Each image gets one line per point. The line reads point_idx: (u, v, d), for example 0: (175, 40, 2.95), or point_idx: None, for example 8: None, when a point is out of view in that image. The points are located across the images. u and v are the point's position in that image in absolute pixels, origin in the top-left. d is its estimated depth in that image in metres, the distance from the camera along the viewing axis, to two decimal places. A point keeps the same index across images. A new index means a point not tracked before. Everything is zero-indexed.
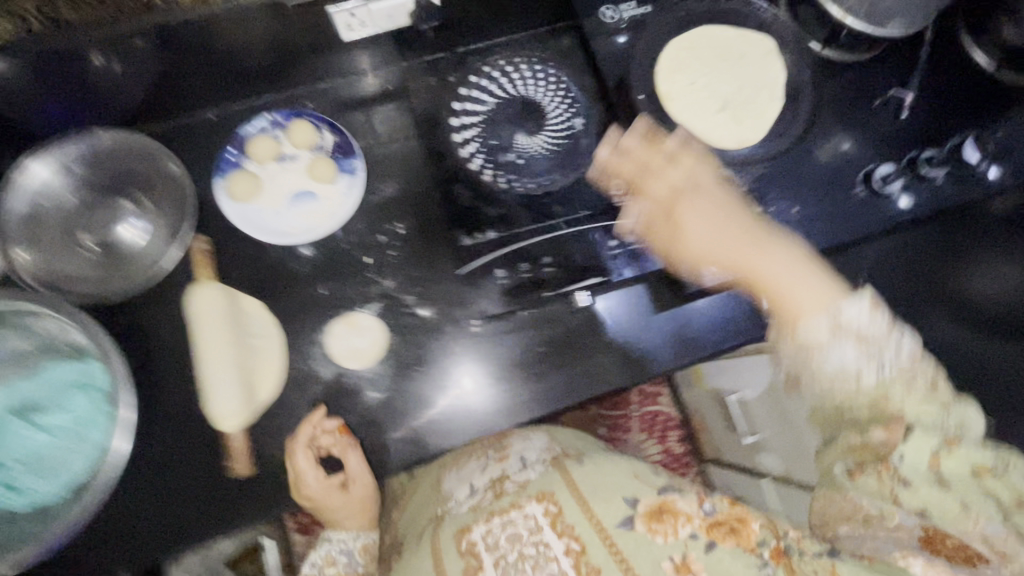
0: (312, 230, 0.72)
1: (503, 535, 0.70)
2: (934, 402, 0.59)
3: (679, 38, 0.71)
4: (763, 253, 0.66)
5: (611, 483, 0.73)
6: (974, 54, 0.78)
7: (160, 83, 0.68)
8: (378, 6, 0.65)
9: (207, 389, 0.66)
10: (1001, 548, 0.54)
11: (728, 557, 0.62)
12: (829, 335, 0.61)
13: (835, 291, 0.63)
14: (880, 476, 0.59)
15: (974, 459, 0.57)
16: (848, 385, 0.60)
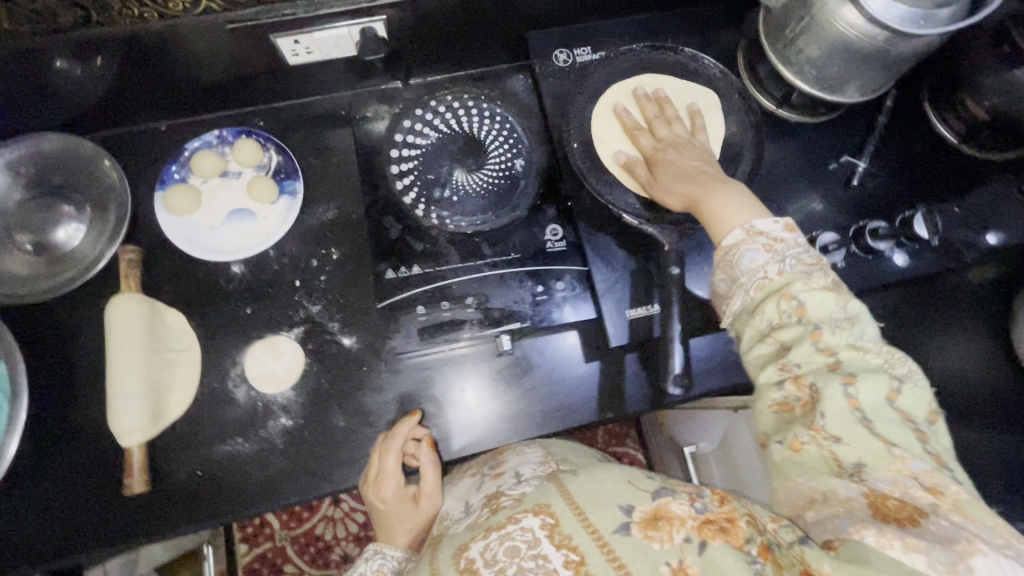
0: (245, 248, 0.72)
1: (500, 550, 0.48)
2: (841, 307, 0.47)
3: (620, 88, 0.71)
4: (703, 173, 0.58)
5: (610, 489, 0.50)
6: (939, 127, 0.77)
7: (109, 93, 0.69)
8: (321, 35, 0.65)
9: (113, 402, 0.64)
10: (933, 482, 0.42)
11: (722, 556, 0.45)
12: (742, 234, 0.50)
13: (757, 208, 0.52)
14: (814, 441, 0.45)
15: (882, 382, 0.45)
16: (767, 285, 0.48)
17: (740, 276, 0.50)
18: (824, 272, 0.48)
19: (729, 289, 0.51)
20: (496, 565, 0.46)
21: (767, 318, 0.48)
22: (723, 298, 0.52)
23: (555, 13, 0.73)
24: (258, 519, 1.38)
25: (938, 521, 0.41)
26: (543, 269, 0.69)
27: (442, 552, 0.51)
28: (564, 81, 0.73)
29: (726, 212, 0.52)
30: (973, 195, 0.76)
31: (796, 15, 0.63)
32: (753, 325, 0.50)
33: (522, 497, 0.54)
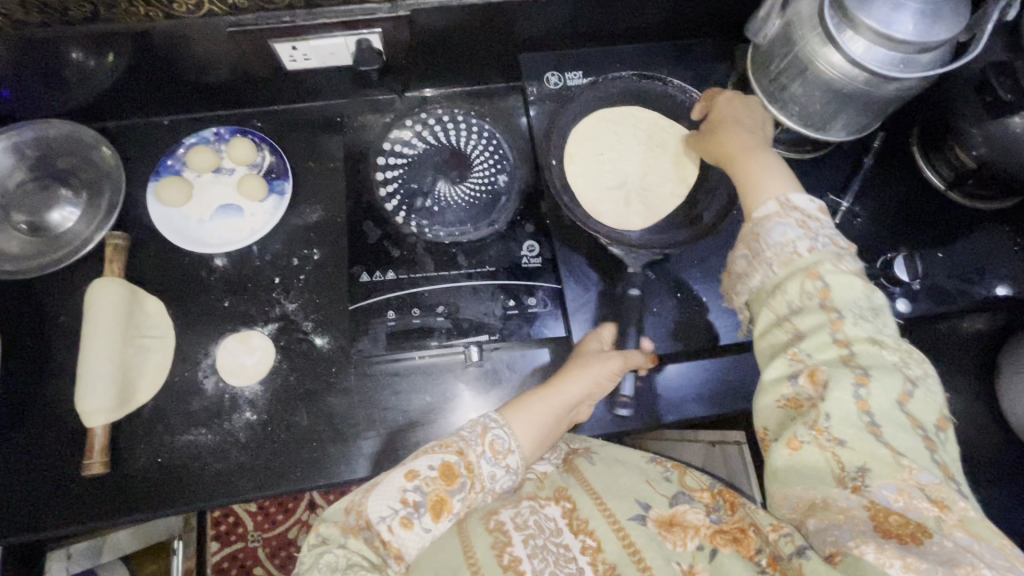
0: (230, 242, 0.74)
1: (530, 517, 0.54)
2: (866, 295, 0.47)
3: (603, 113, 0.75)
4: (755, 146, 0.59)
5: (627, 485, 0.57)
6: (926, 172, 0.77)
7: (115, 88, 0.72)
8: (319, 43, 0.68)
9: (82, 379, 0.66)
10: (940, 497, 0.40)
11: (731, 562, 0.49)
12: (776, 208, 0.52)
13: (793, 187, 0.54)
14: (815, 442, 0.43)
15: (895, 383, 0.43)
16: (795, 261, 0.49)
17: (767, 250, 0.51)
18: (850, 260, 0.49)
19: (749, 263, 0.52)
20: (526, 530, 0.53)
21: (787, 298, 0.48)
22: (740, 275, 0.53)
23: (547, 38, 0.75)
24: (232, 516, 1.37)
25: (942, 542, 0.39)
26: (517, 285, 0.70)
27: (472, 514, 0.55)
28: (553, 101, 0.75)
29: (764, 189, 0.54)
30: (959, 242, 0.75)
31: (780, 52, 0.64)
32: (770, 305, 0.50)
33: (546, 478, 0.60)
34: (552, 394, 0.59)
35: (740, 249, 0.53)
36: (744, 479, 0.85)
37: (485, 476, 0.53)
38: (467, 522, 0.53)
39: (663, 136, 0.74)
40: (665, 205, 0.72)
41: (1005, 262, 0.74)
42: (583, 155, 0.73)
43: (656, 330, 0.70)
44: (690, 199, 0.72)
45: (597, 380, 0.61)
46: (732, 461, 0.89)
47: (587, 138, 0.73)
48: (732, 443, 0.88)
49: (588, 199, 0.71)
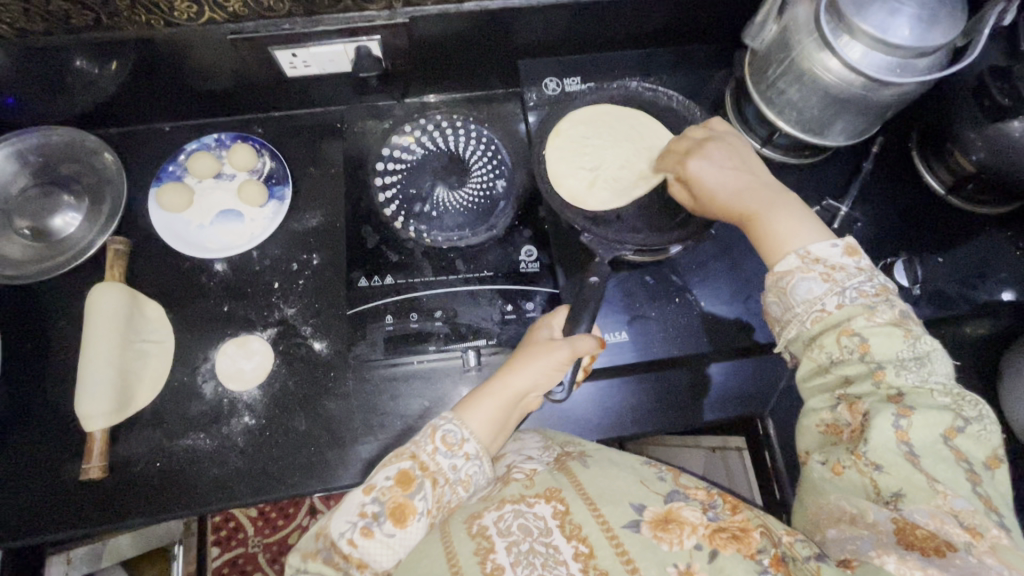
0: (230, 248, 0.74)
1: (514, 522, 0.47)
2: (908, 345, 0.46)
3: (609, 108, 0.75)
4: (767, 195, 0.56)
5: (621, 487, 0.50)
6: (925, 176, 0.77)
7: (117, 95, 0.72)
8: (318, 49, 0.68)
9: (81, 384, 0.66)
10: (974, 523, 0.40)
11: (732, 565, 0.44)
12: (798, 262, 0.51)
13: (816, 234, 0.53)
14: (855, 466, 0.44)
15: (943, 420, 0.43)
16: (825, 317, 0.49)
17: (796, 306, 0.50)
18: (887, 306, 0.48)
19: (783, 313, 0.52)
20: (509, 536, 0.46)
21: (826, 351, 0.48)
22: (777, 320, 0.53)
23: (546, 45, 0.76)
24: (233, 521, 1.37)
25: (966, 557, 0.39)
26: (515, 289, 0.70)
27: (455, 516, 0.50)
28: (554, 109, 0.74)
29: (784, 241, 0.53)
30: (959, 246, 0.75)
31: (777, 58, 0.64)
32: (810, 355, 0.50)
33: (534, 475, 0.52)
34: (503, 386, 0.56)
35: (767, 300, 0.53)
36: (745, 485, 0.83)
37: (444, 470, 0.51)
38: (449, 527, 0.49)
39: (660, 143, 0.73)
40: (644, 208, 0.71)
41: (1006, 267, 0.74)
42: (572, 157, 0.73)
43: (654, 335, 0.70)
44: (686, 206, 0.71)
45: (547, 371, 0.57)
46: (733, 467, 0.87)
47: (583, 142, 0.73)
48: (733, 448, 0.86)
49: (565, 194, 0.71)
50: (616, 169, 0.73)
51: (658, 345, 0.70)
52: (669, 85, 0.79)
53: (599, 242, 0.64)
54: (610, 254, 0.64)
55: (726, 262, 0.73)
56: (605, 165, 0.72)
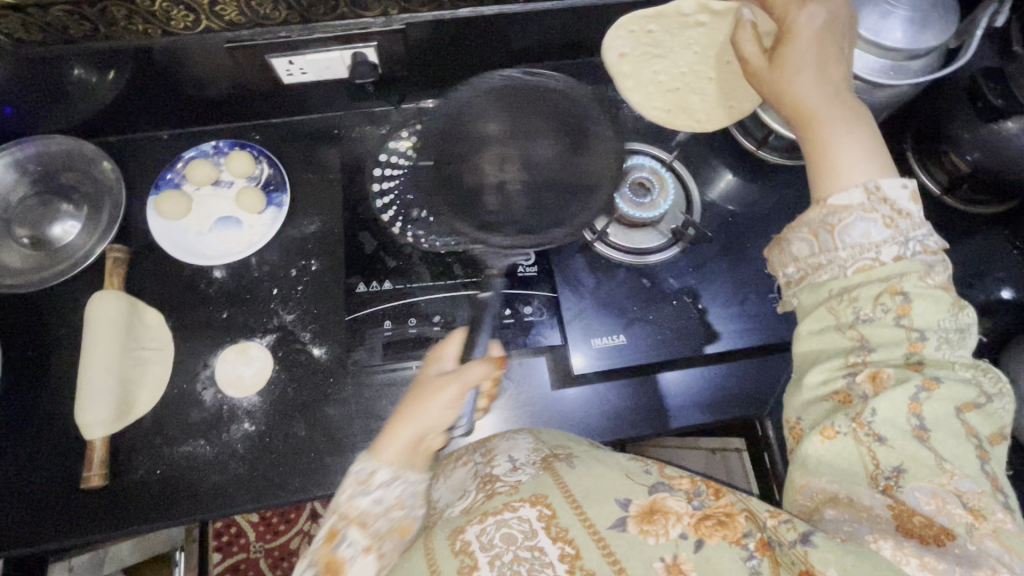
0: (228, 254, 0.75)
1: (497, 534, 0.45)
2: (951, 315, 0.44)
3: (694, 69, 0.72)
4: (846, 99, 0.48)
5: (607, 484, 0.48)
6: (921, 176, 0.76)
7: (115, 103, 0.73)
8: (315, 57, 0.69)
9: (83, 393, 0.66)
10: (978, 505, 0.39)
11: (719, 555, 0.42)
12: (861, 198, 0.45)
13: (884, 167, 0.46)
14: (854, 435, 0.43)
15: (962, 393, 0.42)
16: (873, 269, 0.45)
17: (841, 249, 0.45)
18: (938, 272, 0.44)
19: (818, 251, 0.47)
20: (492, 550, 0.44)
21: (857, 305, 0.45)
22: (798, 257, 0.48)
23: (541, 49, 0.76)
24: (235, 527, 1.37)
25: (965, 545, 0.39)
26: (512, 294, 0.70)
27: (438, 532, 0.48)
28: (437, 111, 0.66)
29: (847, 165, 0.46)
30: (956, 246, 0.75)
31: None
32: (832, 305, 0.46)
33: (519, 484, 0.50)
34: (409, 421, 0.52)
35: (801, 232, 0.48)
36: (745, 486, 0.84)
37: (367, 509, 0.48)
38: (431, 542, 0.46)
39: (550, 128, 0.65)
40: (540, 207, 0.65)
41: (1003, 266, 0.74)
42: (456, 161, 0.65)
43: (653, 337, 0.69)
44: (582, 194, 0.65)
45: (448, 404, 0.52)
46: (734, 468, 0.88)
47: (470, 144, 0.65)
48: (733, 449, 0.87)
49: (450, 202, 0.64)
50: (511, 169, 0.65)
51: (656, 348, 0.69)
52: None
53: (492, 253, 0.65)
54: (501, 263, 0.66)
55: (723, 264, 0.73)
56: (500, 167, 0.65)
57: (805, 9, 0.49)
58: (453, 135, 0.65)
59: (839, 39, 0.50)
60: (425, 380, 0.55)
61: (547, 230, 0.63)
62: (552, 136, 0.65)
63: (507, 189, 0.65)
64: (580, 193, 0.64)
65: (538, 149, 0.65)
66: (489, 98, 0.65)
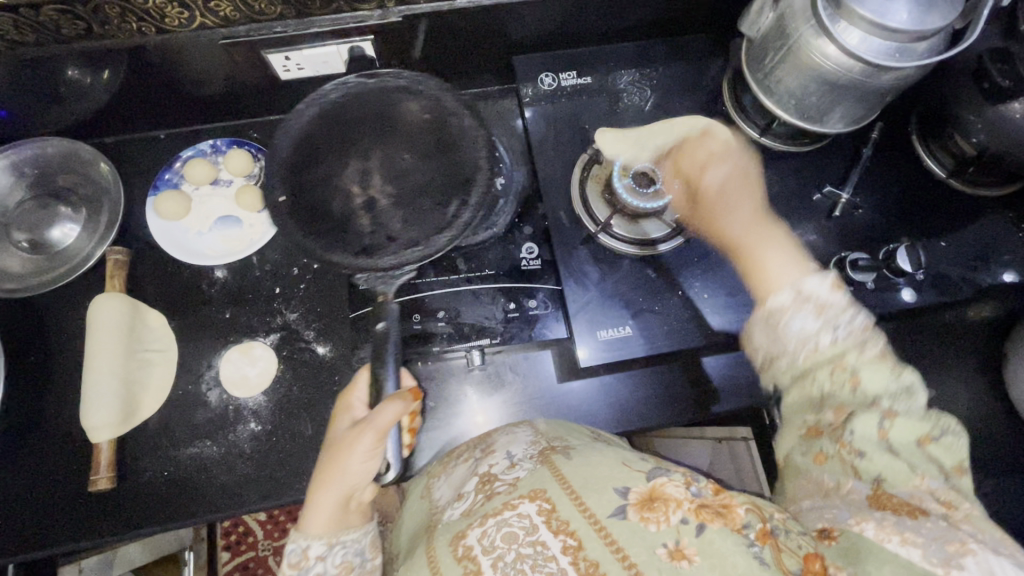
0: (229, 254, 0.74)
1: (498, 534, 0.46)
2: (896, 377, 0.47)
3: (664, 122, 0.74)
4: (764, 237, 0.63)
5: (605, 473, 0.49)
6: (926, 160, 0.77)
7: (110, 104, 0.72)
8: (312, 52, 0.68)
9: (86, 396, 0.66)
10: (948, 498, 0.43)
11: (721, 540, 0.43)
12: (790, 298, 0.53)
13: (805, 272, 0.56)
14: (838, 455, 0.46)
15: (920, 426, 0.46)
16: (819, 353, 0.50)
17: (790, 343, 0.52)
18: (875, 342, 0.49)
19: (772, 343, 0.53)
20: (494, 552, 0.45)
21: (818, 382, 0.49)
22: (765, 348, 0.54)
23: (540, 39, 0.76)
24: (242, 526, 1.37)
25: (937, 521, 0.41)
26: (516, 287, 0.70)
27: (440, 538, 0.50)
28: (284, 139, 0.65)
29: (775, 277, 0.58)
30: (962, 231, 0.74)
31: (774, 47, 0.64)
32: (801, 387, 0.50)
33: (518, 481, 0.51)
34: (329, 485, 0.54)
35: (755, 330, 0.55)
36: (753, 476, 0.85)
37: None
38: (435, 551, 0.48)
39: (413, 135, 0.67)
40: (418, 213, 0.65)
41: (1009, 250, 0.74)
42: (316, 183, 0.64)
43: (659, 329, 0.69)
44: (462, 188, 0.65)
45: (365, 459, 0.54)
46: (740, 457, 0.88)
47: (327, 165, 0.65)
48: (740, 438, 0.86)
49: (322, 235, 0.63)
50: (376, 185, 0.66)
51: (662, 339, 0.68)
52: (666, 76, 0.78)
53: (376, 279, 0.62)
54: (388, 288, 0.62)
55: None
56: (365, 184, 0.66)
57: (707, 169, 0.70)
58: (308, 159, 0.65)
59: (749, 188, 0.69)
60: (336, 436, 0.57)
61: (431, 239, 0.63)
62: (411, 144, 0.66)
63: (377, 206, 0.65)
64: (455, 189, 0.65)
65: (397, 158, 0.66)
66: (333, 116, 0.66)
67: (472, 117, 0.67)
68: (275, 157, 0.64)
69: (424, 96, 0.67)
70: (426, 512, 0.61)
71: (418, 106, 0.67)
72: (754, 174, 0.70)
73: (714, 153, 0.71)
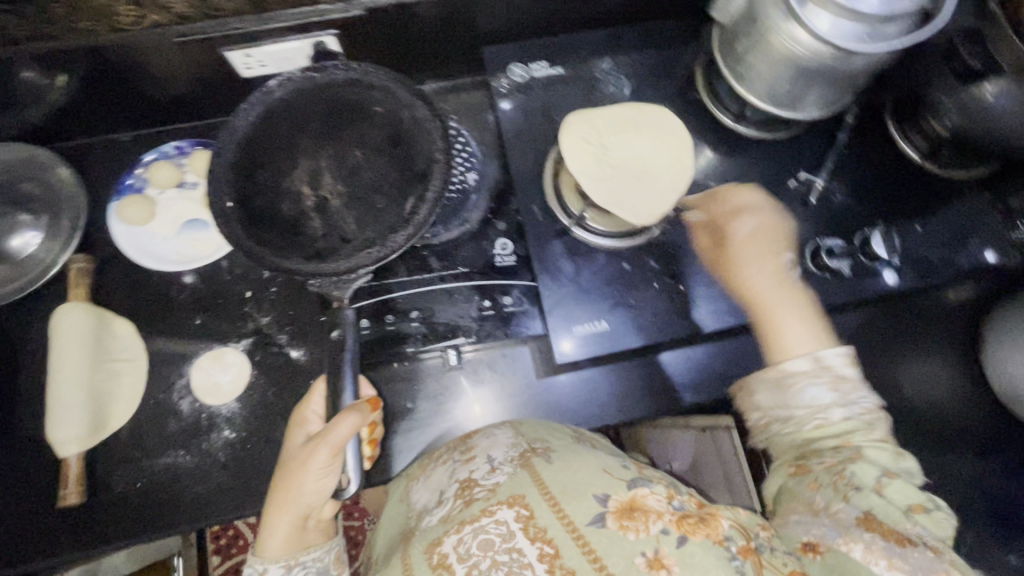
0: (197, 258, 0.73)
1: (474, 542, 0.45)
2: (895, 459, 0.54)
3: (637, 112, 0.71)
4: (786, 307, 0.64)
5: (585, 479, 0.48)
6: (902, 144, 0.76)
7: (68, 108, 0.70)
8: (273, 48, 0.65)
9: (53, 411, 0.65)
10: (937, 545, 0.46)
11: (703, 552, 0.43)
12: (808, 365, 0.58)
13: (820, 340, 0.61)
14: (833, 485, 0.51)
15: (913, 493, 0.51)
16: (827, 424, 0.56)
17: (798, 408, 0.58)
18: (882, 422, 0.56)
19: (778, 405, 0.59)
20: (469, 560, 0.44)
21: (818, 446, 0.55)
22: (763, 407, 0.60)
23: (510, 28, 0.74)
24: (231, 529, 1.36)
25: (924, 553, 0.45)
26: (492, 284, 0.68)
27: (416, 546, 0.49)
28: (224, 144, 0.62)
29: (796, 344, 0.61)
30: (940, 213, 0.74)
31: (745, 31, 0.63)
32: (801, 448, 0.56)
33: (497, 487, 0.51)
34: (284, 505, 0.54)
35: (763, 388, 0.60)
36: (738, 465, 0.84)
37: None
38: (411, 558, 0.48)
39: (363, 130, 0.63)
40: (373, 212, 0.62)
41: (986, 231, 0.73)
42: (264, 185, 0.61)
43: (636, 323, 0.68)
44: (418, 183, 0.62)
45: (318, 476, 0.54)
46: (725, 446, 0.87)
47: (276, 167, 0.62)
48: (724, 428, 0.85)
49: (271, 239, 0.60)
50: (328, 183, 0.62)
51: (638, 333, 0.68)
52: (640, 64, 0.77)
53: (330, 282, 0.59)
54: (345, 293, 0.60)
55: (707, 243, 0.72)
56: (316, 184, 0.63)
57: (739, 224, 0.69)
58: (252, 161, 0.62)
59: (774, 246, 0.69)
60: (292, 451, 0.57)
61: (387, 238, 0.60)
62: (363, 140, 0.63)
63: (330, 206, 0.62)
64: (411, 184, 0.62)
65: (350, 156, 0.63)
66: (277, 115, 0.63)
67: (426, 108, 0.63)
68: (216, 164, 0.61)
69: (375, 89, 0.64)
70: (404, 519, 0.61)
71: (368, 100, 0.64)
72: (780, 227, 0.70)
73: (741, 208, 0.70)
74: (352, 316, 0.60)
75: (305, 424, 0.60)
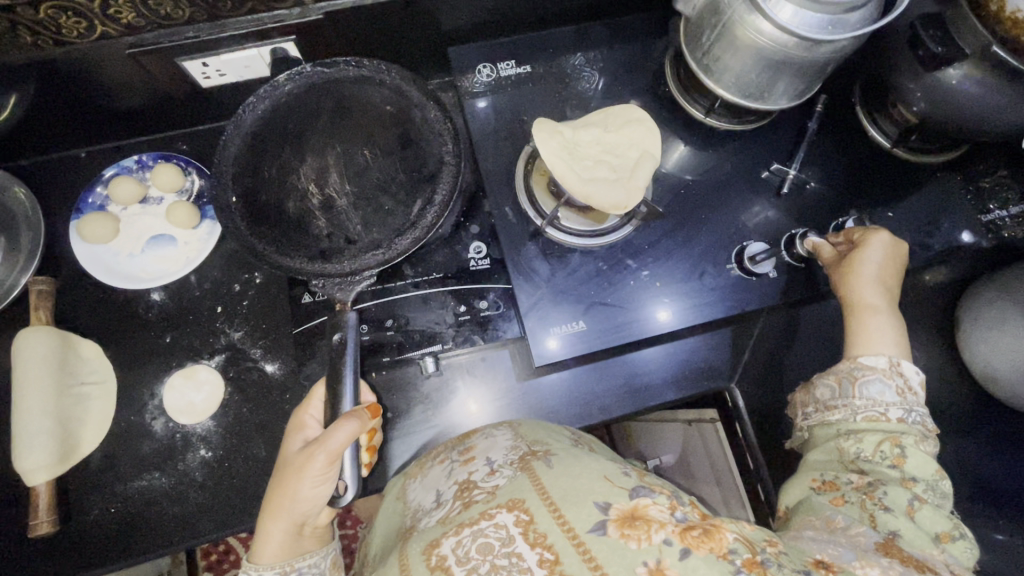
0: (165, 274, 0.71)
1: (473, 546, 0.43)
2: (936, 477, 0.51)
3: (602, 113, 0.71)
4: (881, 320, 0.59)
5: (585, 485, 0.45)
6: (872, 130, 0.76)
7: (20, 129, 0.67)
8: (230, 57, 0.64)
9: (18, 438, 0.62)
10: None
11: (706, 566, 0.39)
12: (884, 364, 0.56)
13: (902, 350, 0.58)
14: (861, 503, 0.49)
15: (941, 521, 0.48)
16: (880, 420, 0.53)
17: (857, 398, 0.55)
18: (930, 442, 0.53)
19: (833, 396, 0.56)
20: (468, 563, 0.42)
21: (860, 445, 0.53)
22: (820, 401, 0.57)
23: (476, 29, 0.73)
24: (222, 545, 1.34)
25: None
26: (466, 288, 0.68)
27: (413, 546, 0.46)
28: (233, 135, 0.64)
29: (874, 344, 0.58)
30: (912, 196, 0.74)
31: (709, 24, 0.62)
32: (840, 442, 0.54)
33: (497, 490, 0.48)
34: (280, 511, 0.52)
35: (828, 379, 0.57)
36: (723, 458, 0.83)
37: None
38: (408, 558, 0.45)
39: (375, 131, 0.66)
40: (380, 214, 0.64)
41: (957, 213, 0.74)
42: (272, 184, 0.63)
43: (614, 321, 0.68)
44: (425, 187, 0.64)
45: (315, 484, 0.52)
46: (711, 439, 0.86)
47: (283, 162, 0.64)
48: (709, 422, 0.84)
49: (277, 236, 0.62)
50: (334, 183, 0.64)
51: (616, 332, 0.67)
52: (609, 60, 0.76)
53: (333, 284, 0.60)
54: (348, 296, 0.60)
55: (681, 237, 0.71)
56: (323, 182, 0.64)
57: (872, 237, 0.64)
58: (261, 155, 0.64)
59: (900, 270, 0.64)
60: (288, 458, 0.56)
61: (393, 241, 0.62)
62: (371, 141, 0.65)
63: (335, 204, 0.64)
64: (420, 187, 0.64)
65: (358, 157, 0.65)
66: (286, 110, 0.65)
67: (438, 109, 0.66)
68: (224, 156, 0.63)
69: (386, 87, 0.66)
70: (399, 517, 0.57)
71: (378, 98, 0.66)
72: (903, 258, 0.65)
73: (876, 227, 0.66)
74: (356, 318, 0.59)
75: (302, 431, 0.58)
